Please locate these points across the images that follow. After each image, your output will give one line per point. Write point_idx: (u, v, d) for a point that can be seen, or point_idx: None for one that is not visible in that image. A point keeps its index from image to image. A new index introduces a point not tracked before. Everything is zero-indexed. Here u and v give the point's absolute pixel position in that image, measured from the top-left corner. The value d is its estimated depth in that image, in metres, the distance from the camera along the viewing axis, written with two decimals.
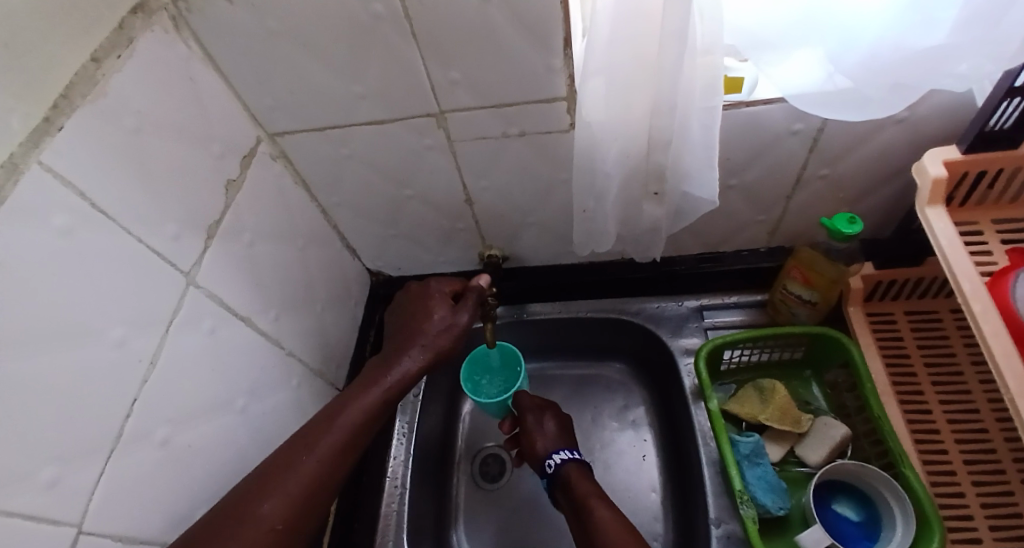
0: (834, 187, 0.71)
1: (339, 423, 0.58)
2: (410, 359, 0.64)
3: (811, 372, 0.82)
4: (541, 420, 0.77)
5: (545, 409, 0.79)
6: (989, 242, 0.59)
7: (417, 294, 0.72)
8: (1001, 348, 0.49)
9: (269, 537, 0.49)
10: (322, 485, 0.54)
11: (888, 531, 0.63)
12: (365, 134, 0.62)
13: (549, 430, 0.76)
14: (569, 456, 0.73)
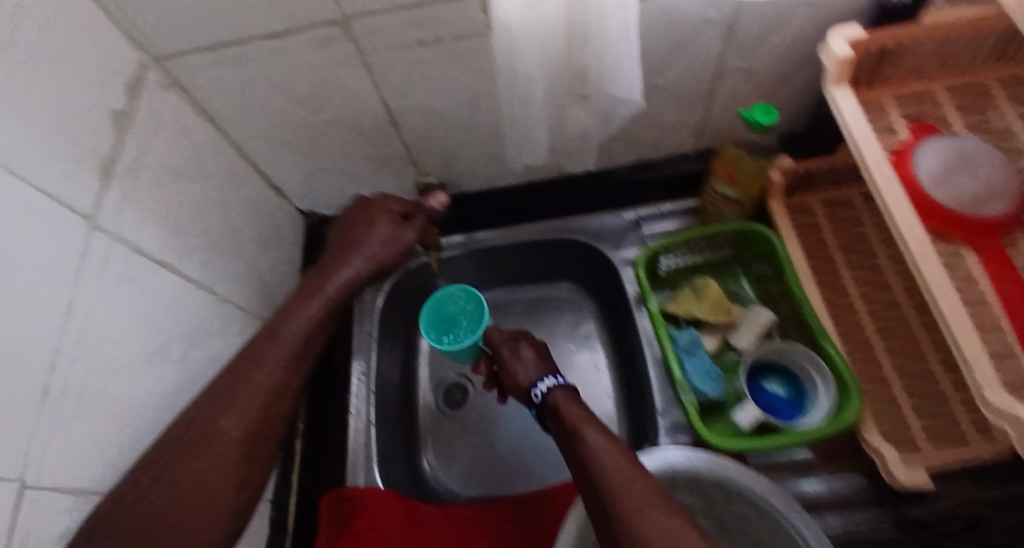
0: (754, 80, 0.72)
1: (283, 333, 0.59)
2: (351, 267, 0.66)
3: (739, 268, 0.86)
4: (518, 350, 0.69)
5: (520, 338, 0.70)
6: (892, 120, 0.62)
7: (363, 205, 0.71)
8: (902, 214, 0.51)
9: (230, 448, 0.51)
10: (280, 392, 0.56)
11: (812, 399, 0.69)
12: (268, 50, 0.58)
13: (529, 358, 0.67)
14: (556, 382, 0.64)
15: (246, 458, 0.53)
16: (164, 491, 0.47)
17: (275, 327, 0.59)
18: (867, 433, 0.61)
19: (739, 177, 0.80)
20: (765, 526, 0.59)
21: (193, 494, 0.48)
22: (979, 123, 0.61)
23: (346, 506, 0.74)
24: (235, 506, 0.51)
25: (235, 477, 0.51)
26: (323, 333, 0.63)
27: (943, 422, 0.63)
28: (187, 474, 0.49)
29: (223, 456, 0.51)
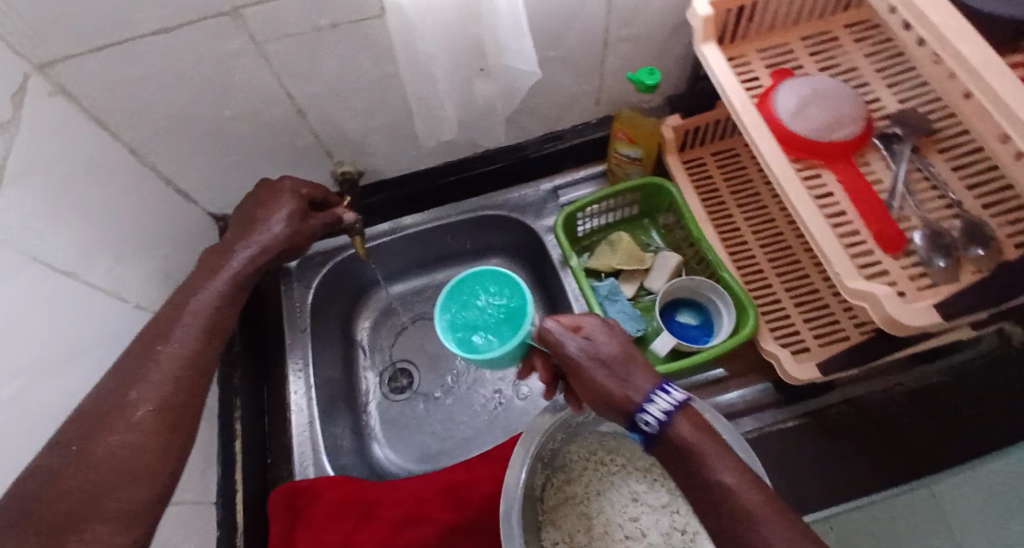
0: (637, 46, 0.78)
1: (191, 308, 0.58)
2: (250, 249, 0.66)
3: (649, 222, 0.93)
4: (600, 349, 0.53)
5: (592, 334, 0.54)
6: (755, 69, 0.70)
7: (267, 187, 0.73)
8: (766, 148, 0.59)
9: (149, 420, 0.49)
10: (195, 364, 0.54)
11: (718, 323, 0.77)
12: (153, 47, 0.57)
13: (617, 356, 0.52)
14: (671, 402, 0.50)
15: (166, 431, 0.49)
16: (81, 464, 0.44)
17: (179, 305, 0.58)
18: (761, 338, 0.70)
19: (638, 138, 0.86)
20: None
21: (116, 467, 0.45)
22: (830, 64, 0.69)
23: (298, 495, 0.76)
24: (173, 472, 0.48)
25: (157, 449, 0.48)
26: (235, 309, 0.63)
27: (824, 322, 0.73)
28: (106, 447, 0.46)
29: (140, 425, 0.48)
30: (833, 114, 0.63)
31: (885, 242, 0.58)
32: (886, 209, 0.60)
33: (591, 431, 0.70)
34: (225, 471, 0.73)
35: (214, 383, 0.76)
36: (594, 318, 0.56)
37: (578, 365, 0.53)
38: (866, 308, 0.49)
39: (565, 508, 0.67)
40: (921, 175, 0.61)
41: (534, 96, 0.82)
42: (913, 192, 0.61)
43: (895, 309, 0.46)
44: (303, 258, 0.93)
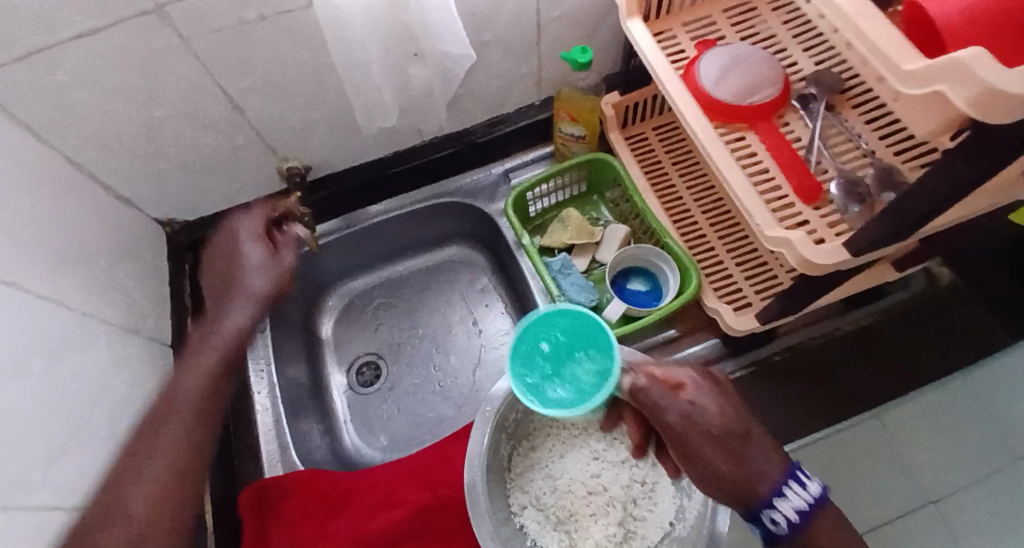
0: (570, 26, 0.80)
1: (185, 383, 0.62)
2: (235, 313, 0.67)
3: (598, 197, 0.95)
4: (709, 418, 0.49)
5: (699, 398, 0.51)
6: (682, 42, 0.73)
7: (231, 229, 0.75)
8: (691, 115, 0.62)
9: (156, 494, 0.55)
10: (194, 432, 0.59)
11: (666, 287, 0.82)
12: (80, 50, 0.57)
13: (729, 429, 0.49)
14: (805, 500, 0.48)
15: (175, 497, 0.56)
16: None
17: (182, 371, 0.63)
18: (706, 298, 0.77)
19: (580, 116, 0.88)
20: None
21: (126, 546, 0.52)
22: (750, 33, 0.73)
23: (266, 495, 0.76)
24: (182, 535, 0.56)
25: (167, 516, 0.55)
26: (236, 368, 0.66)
27: (761, 271, 0.80)
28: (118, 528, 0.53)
29: (148, 501, 0.54)
30: (752, 81, 0.67)
31: (805, 195, 0.62)
32: (803, 163, 0.64)
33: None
34: None
35: None
36: (697, 380, 0.52)
37: (686, 435, 0.49)
38: (784, 255, 0.54)
39: (531, 472, 0.69)
40: (835, 129, 0.66)
41: (473, 81, 0.83)
42: (830, 145, 0.66)
43: (807, 251, 0.51)
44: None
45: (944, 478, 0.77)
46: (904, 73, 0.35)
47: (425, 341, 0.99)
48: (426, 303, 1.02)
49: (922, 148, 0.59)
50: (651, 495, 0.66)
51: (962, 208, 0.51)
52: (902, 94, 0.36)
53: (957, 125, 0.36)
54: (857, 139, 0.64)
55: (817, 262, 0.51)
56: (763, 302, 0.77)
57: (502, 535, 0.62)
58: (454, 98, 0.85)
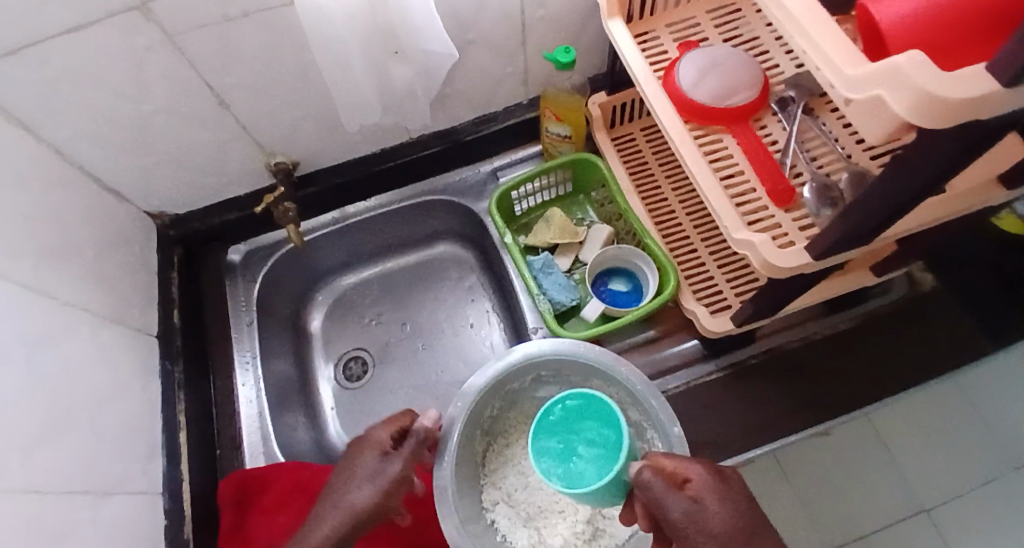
0: (555, 27, 0.80)
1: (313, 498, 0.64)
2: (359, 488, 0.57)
3: (583, 197, 0.96)
4: (717, 518, 0.46)
5: (704, 494, 0.48)
6: (664, 43, 0.73)
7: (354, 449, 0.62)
8: (666, 118, 0.63)
9: None
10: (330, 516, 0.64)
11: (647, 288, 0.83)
12: (68, 46, 0.58)
13: (736, 528, 0.46)
14: None
15: None
16: None
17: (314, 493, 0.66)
18: (685, 300, 0.78)
19: (566, 117, 0.88)
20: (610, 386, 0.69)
21: None
22: (733, 35, 0.73)
23: (248, 485, 0.78)
24: None
25: None
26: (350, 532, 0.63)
27: (740, 271, 0.81)
28: None
29: None
30: (731, 82, 0.67)
31: (778, 197, 0.63)
32: (778, 165, 0.65)
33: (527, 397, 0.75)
34: (172, 461, 0.74)
35: (157, 377, 0.77)
36: (703, 472, 0.50)
37: (691, 537, 0.46)
38: (749, 257, 0.56)
39: (504, 470, 0.71)
40: (813, 132, 0.67)
41: (459, 80, 0.84)
42: (806, 148, 0.66)
43: (769, 253, 0.53)
44: (250, 250, 0.96)
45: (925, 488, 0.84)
46: (849, 76, 0.36)
47: (411, 337, 1.00)
48: (414, 300, 1.03)
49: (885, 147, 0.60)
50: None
51: (922, 215, 0.53)
52: (847, 99, 0.37)
53: (901, 129, 0.37)
54: (834, 144, 0.65)
55: (780, 267, 0.53)
56: (739, 300, 0.79)
57: (472, 525, 0.64)
58: (440, 96, 0.86)
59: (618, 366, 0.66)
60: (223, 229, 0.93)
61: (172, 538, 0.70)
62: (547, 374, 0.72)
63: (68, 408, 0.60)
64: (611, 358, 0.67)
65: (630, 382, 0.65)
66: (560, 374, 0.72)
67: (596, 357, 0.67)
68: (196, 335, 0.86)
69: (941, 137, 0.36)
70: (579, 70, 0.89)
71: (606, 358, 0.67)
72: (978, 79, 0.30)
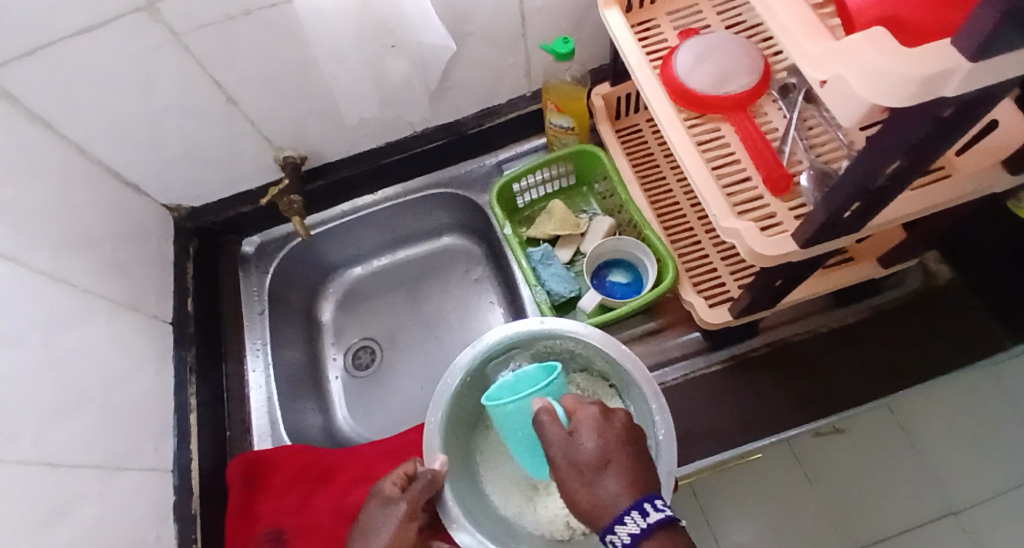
0: (555, 18, 0.80)
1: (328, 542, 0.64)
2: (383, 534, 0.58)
3: (587, 189, 0.96)
4: (578, 449, 0.49)
5: (580, 429, 0.51)
6: (665, 31, 0.72)
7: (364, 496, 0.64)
8: (659, 104, 0.62)
9: None
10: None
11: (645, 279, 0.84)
12: (83, 46, 0.61)
13: (591, 458, 0.48)
14: (663, 513, 0.44)
15: None
16: None
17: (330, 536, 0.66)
18: (683, 290, 0.77)
19: (568, 107, 0.87)
20: (500, 356, 0.73)
21: None
22: (736, 21, 0.71)
23: (256, 466, 0.80)
24: None
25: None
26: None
27: (744, 262, 0.80)
28: None
29: None
30: (727, 70, 0.66)
31: (774, 186, 0.61)
32: (776, 154, 0.63)
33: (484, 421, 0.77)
34: (181, 441, 0.77)
35: (170, 361, 0.81)
36: (591, 410, 0.52)
37: (560, 463, 0.50)
38: (734, 243, 0.55)
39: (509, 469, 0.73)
40: (814, 120, 0.65)
41: (460, 73, 0.85)
42: (807, 137, 0.64)
43: (754, 242, 0.52)
44: (262, 243, 0.99)
45: (955, 486, 0.80)
46: (816, 56, 0.35)
47: (421, 328, 1.02)
48: (421, 293, 1.05)
49: (871, 124, 0.58)
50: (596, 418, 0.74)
51: (902, 207, 0.51)
52: (819, 81, 0.36)
53: (874, 111, 0.36)
54: (835, 132, 0.63)
55: (766, 253, 0.52)
56: (739, 287, 0.78)
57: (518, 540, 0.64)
58: (443, 89, 0.87)
59: (480, 344, 0.69)
60: (237, 220, 0.96)
61: (180, 513, 0.73)
62: (477, 384, 0.73)
63: (85, 389, 0.64)
64: (471, 349, 0.69)
65: (524, 332, 0.69)
66: (476, 391, 0.74)
67: (462, 360, 0.69)
68: (210, 323, 0.89)
69: (911, 112, 0.34)
70: (579, 61, 0.89)
71: (492, 336, 0.69)
72: (942, 53, 0.29)
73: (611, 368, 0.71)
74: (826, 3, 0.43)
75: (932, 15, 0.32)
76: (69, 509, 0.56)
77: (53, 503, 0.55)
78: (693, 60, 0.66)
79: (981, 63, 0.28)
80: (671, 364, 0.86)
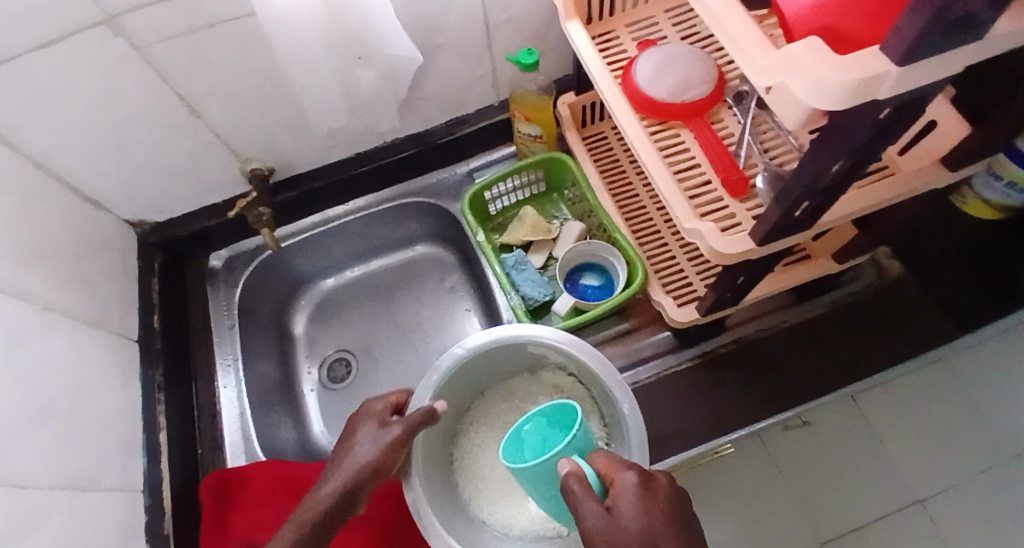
0: (519, 29, 0.82)
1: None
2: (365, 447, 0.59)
3: (557, 195, 0.98)
4: (620, 529, 0.44)
5: (619, 504, 0.46)
6: (625, 42, 0.75)
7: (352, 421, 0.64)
8: (621, 112, 0.64)
9: None
10: None
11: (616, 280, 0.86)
12: (41, 59, 0.60)
13: (636, 540, 0.43)
14: None
15: None
16: None
17: None
18: (651, 290, 0.80)
19: (535, 117, 0.89)
20: (459, 377, 0.73)
21: None
22: (691, 32, 0.74)
23: (224, 484, 0.79)
24: None
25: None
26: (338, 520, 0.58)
27: (709, 261, 0.83)
28: None
29: None
30: (685, 80, 0.68)
31: (733, 188, 0.64)
32: (733, 157, 0.66)
33: (457, 442, 0.76)
34: (152, 460, 0.75)
35: (137, 380, 0.79)
36: (629, 479, 0.48)
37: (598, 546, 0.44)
38: (696, 244, 0.58)
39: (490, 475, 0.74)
40: (767, 125, 0.68)
41: (428, 83, 0.86)
42: (761, 140, 0.67)
43: (715, 241, 0.54)
44: (231, 256, 0.98)
45: (929, 476, 0.79)
46: (761, 65, 0.37)
47: (397, 339, 1.02)
48: (395, 302, 1.05)
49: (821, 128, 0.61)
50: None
51: (854, 203, 0.53)
52: (764, 88, 0.38)
53: (816, 114, 0.39)
54: (787, 135, 0.66)
55: (724, 251, 0.54)
56: (705, 286, 0.81)
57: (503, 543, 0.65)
58: (411, 100, 0.88)
59: (433, 372, 0.68)
60: (205, 234, 0.95)
61: (152, 534, 0.72)
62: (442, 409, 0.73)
63: (50, 411, 0.62)
64: (424, 382, 0.68)
65: (472, 345, 0.70)
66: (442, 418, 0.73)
67: (420, 393, 0.68)
68: (178, 339, 0.87)
69: (850, 115, 0.37)
70: (545, 71, 0.91)
71: (443, 360, 0.69)
72: (872, 60, 0.31)
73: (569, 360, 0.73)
74: (769, 15, 0.46)
75: (863, 25, 0.34)
76: (34, 535, 0.55)
77: (19, 528, 0.53)
78: (653, 72, 0.69)
79: (910, 67, 0.30)
80: (644, 364, 0.89)
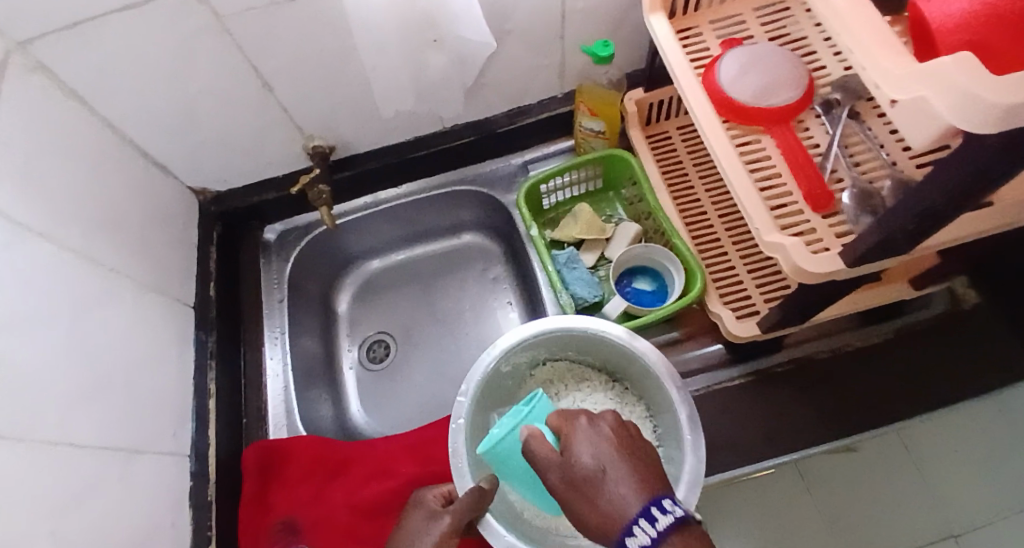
0: (594, 20, 0.79)
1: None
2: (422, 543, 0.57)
3: (613, 194, 0.96)
4: (574, 466, 0.45)
5: (571, 444, 0.47)
6: (708, 39, 0.72)
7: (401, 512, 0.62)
8: (702, 112, 0.62)
9: None
10: None
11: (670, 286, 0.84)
12: (123, 23, 0.60)
13: (589, 473, 0.44)
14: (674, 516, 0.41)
15: None
16: None
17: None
18: (709, 301, 0.78)
19: (600, 111, 0.88)
20: (484, 398, 0.72)
21: None
22: (780, 34, 0.71)
23: (269, 458, 0.80)
24: None
25: None
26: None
27: (770, 275, 0.80)
28: None
29: None
30: (771, 82, 0.65)
31: (815, 201, 0.61)
32: (817, 170, 0.63)
33: None
34: (199, 427, 0.76)
35: (190, 346, 0.80)
36: (577, 421, 0.49)
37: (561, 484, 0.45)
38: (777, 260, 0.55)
39: None
40: (857, 136, 0.65)
41: (495, 70, 0.85)
42: (848, 153, 0.64)
43: (799, 258, 0.52)
44: (284, 231, 0.98)
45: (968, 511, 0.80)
46: (891, 75, 0.36)
47: (437, 326, 1.01)
48: (438, 289, 1.04)
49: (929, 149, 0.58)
50: (590, 397, 0.77)
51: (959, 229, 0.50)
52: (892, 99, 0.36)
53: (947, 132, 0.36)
54: (879, 150, 0.63)
55: (812, 270, 0.52)
56: (766, 304, 0.78)
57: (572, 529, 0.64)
58: (476, 86, 0.87)
59: (457, 455, 0.65)
60: (261, 207, 0.95)
61: (196, 500, 0.73)
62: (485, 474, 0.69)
63: (107, 372, 0.63)
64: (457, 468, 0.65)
65: (467, 402, 0.68)
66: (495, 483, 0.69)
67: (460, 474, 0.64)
68: (230, 308, 0.88)
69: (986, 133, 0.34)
70: (614, 65, 0.89)
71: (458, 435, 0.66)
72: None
73: (578, 344, 0.76)
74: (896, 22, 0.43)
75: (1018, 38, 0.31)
76: (89, 491, 0.56)
77: (73, 483, 0.54)
78: (738, 72, 0.66)
79: None
80: (691, 376, 0.86)
